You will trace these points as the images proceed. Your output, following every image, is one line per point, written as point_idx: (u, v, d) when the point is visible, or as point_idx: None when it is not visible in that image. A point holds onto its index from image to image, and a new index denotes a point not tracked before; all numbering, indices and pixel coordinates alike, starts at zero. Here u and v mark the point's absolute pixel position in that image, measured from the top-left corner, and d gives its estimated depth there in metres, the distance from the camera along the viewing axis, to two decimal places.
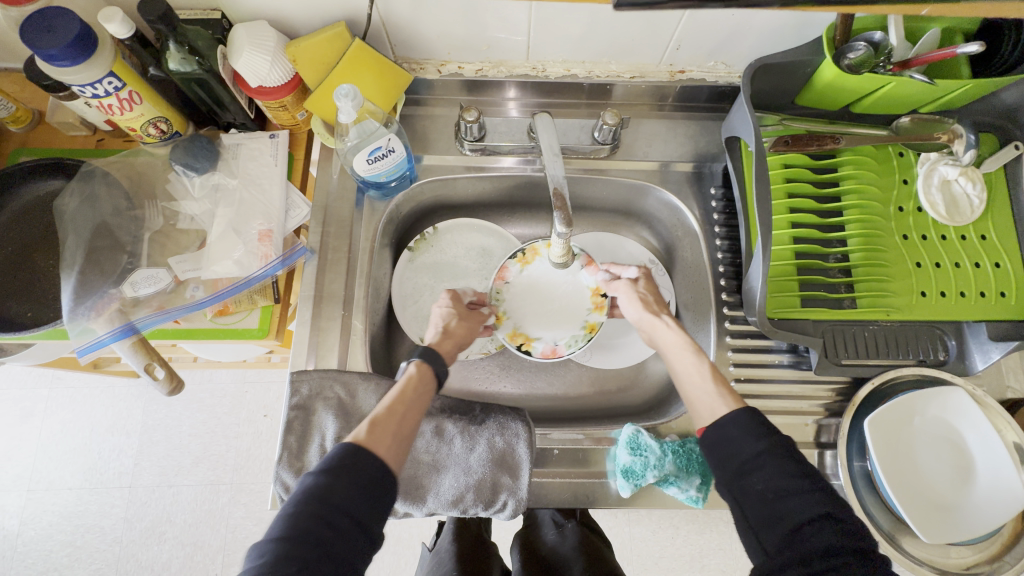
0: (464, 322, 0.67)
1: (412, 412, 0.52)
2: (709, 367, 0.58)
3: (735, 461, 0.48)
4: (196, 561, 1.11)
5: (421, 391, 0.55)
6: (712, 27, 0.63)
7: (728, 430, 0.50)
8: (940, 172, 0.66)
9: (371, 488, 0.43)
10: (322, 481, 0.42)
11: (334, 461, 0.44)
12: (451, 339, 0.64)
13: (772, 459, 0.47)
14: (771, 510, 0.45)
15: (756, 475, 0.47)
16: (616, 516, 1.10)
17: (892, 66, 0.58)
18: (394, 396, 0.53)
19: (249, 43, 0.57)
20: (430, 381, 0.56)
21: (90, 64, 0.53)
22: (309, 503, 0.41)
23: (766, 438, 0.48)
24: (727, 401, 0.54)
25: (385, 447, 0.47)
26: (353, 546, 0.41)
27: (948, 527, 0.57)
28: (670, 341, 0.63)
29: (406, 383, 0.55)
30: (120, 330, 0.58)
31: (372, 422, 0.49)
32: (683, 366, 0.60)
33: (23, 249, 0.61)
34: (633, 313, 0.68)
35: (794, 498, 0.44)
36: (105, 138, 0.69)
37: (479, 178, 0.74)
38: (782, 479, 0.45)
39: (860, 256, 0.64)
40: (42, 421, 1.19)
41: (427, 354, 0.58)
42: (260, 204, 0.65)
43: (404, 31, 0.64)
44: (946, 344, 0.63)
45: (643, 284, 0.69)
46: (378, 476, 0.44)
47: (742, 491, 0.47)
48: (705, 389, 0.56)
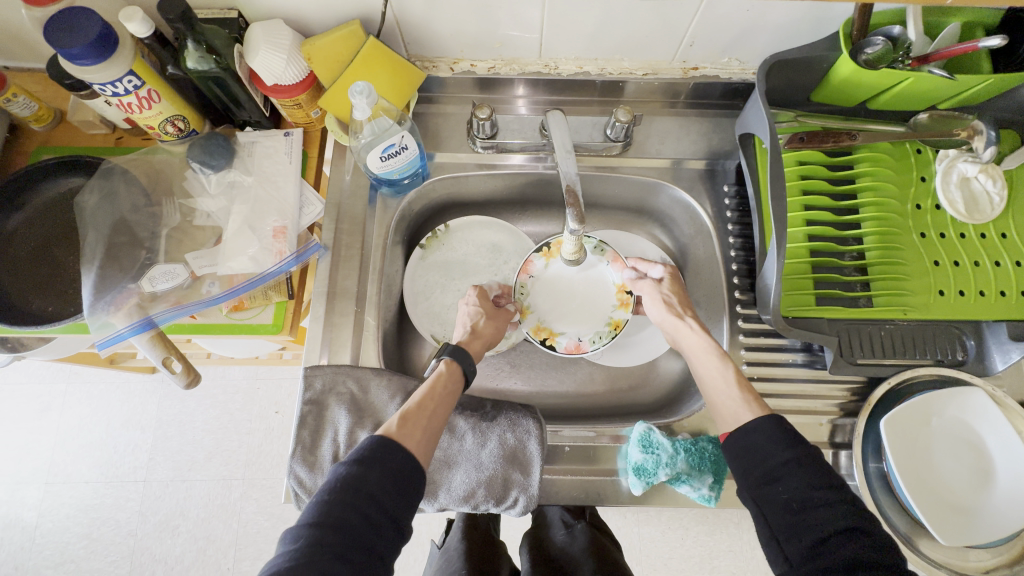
0: (492, 324, 0.69)
1: (441, 409, 0.55)
2: (733, 371, 0.59)
3: (760, 469, 0.49)
4: (208, 554, 1.13)
5: (450, 389, 0.58)
6: (727, 23, 0.62)
7: (753, 436, 0.50)
8: (959, 169, 0.64)
9: (401, 481, 0.46)
10: (355, 471, 0.44)
11: (366, 452, 0.46)
12: (479, 341, 0.66)
13: (799, 469, 0.47)
14: (797, 521, 0.45)
15: (781, 484, 0.47)
16: (625, 516, 1.09)
17: (912, 61, 0.57)
18: (423, 393, 0.56)
19: (265, 42, 0.58)
20: (458, 380, 0.60)
21: (111, 62, 0.54)
22: (343, 492, 0.43)
23: (794, 448, 0.48)
24: (751, 407, 0.54)
25: (415, 442, 0.50)
26: (382, 536, 0.43)
27: (966, 529, 0.56)
28: (694, 343, 0.63)
29: (436, 379, 0.58)
30: (138, 324, 0.59)
31: (403, 416, 0.52)
32: (706, 369, 0.60)
33: (45, 245, 0.62)
34: (656, 313, 0.68)
35: (820, 509, 0.44)
36: (124, 136, 0.70)
37: (491, 176, 0.75)
38: (809, 490, 0.46)
39: (876, 254, 0.63)
40: (61, 415, 1.21)
41: (456, 352, 0.60)
42: (275, 201, 0.66)
43: (418, 29, 0.65)
44: (964, 344, 0.62)
45: (668, 284, 0.70)
46: (408, 469, 0.46)
47: (767, 500, 0.47)
48: (729, 393, 0.57)
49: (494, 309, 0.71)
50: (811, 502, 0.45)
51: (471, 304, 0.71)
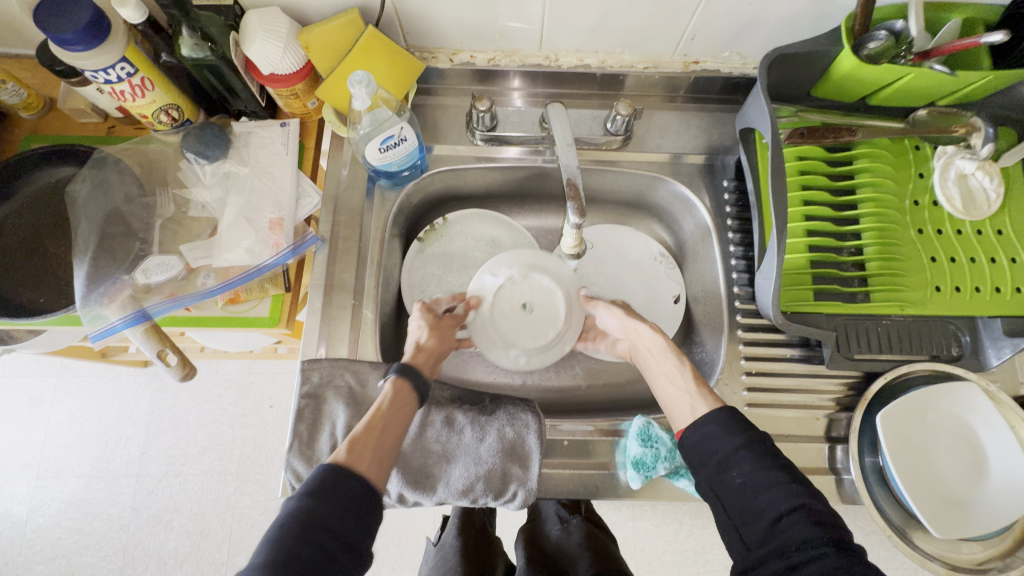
0: (435, 334, 0.65)
1: (394, 429, 0.53)
2: (689, 368, 0.59)
3: (714, 456, 0.50)
4: (202, 549, 1.12)
5: (399, 406, 0.54)
6: (729, 17, 0.62)
7: (708, 427, 0.51)
8: (957, 166, 0.65)
9: (355, 509, 0.44)
10: (307, 504, 0.42)
11: (316, 485, 0.44)
12: (423, 355, 0.62)
13: (750, 453, 0.48)
14: (751, 504, 0.46)
15: (734, 470, 0.48)
16: (620, 511, 1.10)
17: (913, 56, 0.57)
18: (372, 413, 0.53)
19: (262, 30, 0.57)
20: (409, 397, 0.56)
21: (102, 49, 0.52)
22: (295, 529, 0.41)
23: (743, 433, 0.49)
24: (707, 398, 0.55)
25: (368, 465, 0.48)
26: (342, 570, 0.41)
27: (959, 522, 0.57)
28: (652, 342, 0.63)
29: (382, 399, 0.54)
30: (131, 317, 0.58)
31: (353, 441, 0.50)
32: (662, 367, 0.61)
33: (36, 235, 0.61)
34: (614, 322, 0.68)
35: (770, 492, 0.46)
36: (116, 126, 0.69)
37: (489, 169, 0.74)
38: (757, 474, 0.47)
39: (874, 251, 0.63)
40: (51, 409, 1.19)
41: (404, 369, 0.56)
42: (272, 192, 0.65)
43: (417, 19, 0.64)
44: (960, 340, 0.62)
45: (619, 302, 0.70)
46: (363, 495, 0.45)
47: (722, 486, 0.48)
48: (686, 385, 0.57)
49: (439, 318, 0.67)
50: (761, 485, 0.46)
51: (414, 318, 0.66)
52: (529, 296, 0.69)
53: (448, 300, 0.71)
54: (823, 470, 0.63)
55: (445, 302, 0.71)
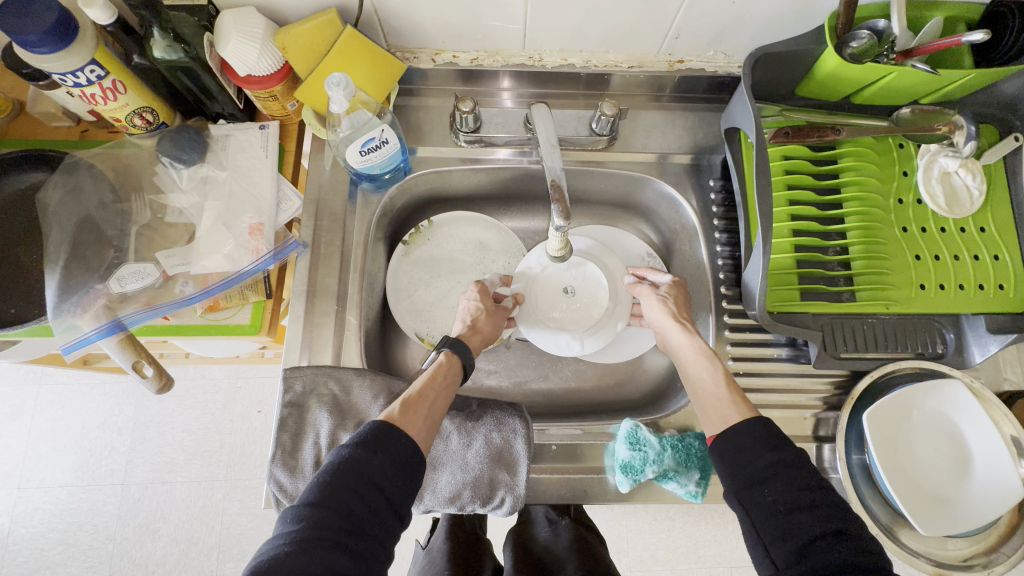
0: (491, 320, 0.67)
1: (442, 399, 0.56)
2: (722, 373, 0.59)
3: (746, 471, 0.49)
4: (190, 557, 1.10)
5: (448, 379, 0.59)
6: (713, 16, 0.62)
7: (742, 438, 0.51)
8: (940, 164, 0.65)
9: (401, 468, 0.47)
10: (358, 454, 0.46)
11: (368, 436, 0.47)
12: (478, 337, 0.65)
13: (786, 471, 0.47)
14: (783, 523, 0.45)
15: (767, 486, 0.47)
16: (612, 510, 1.10)
17: (896, 56, 0.57)
18: (424, 381, 0.57)
19: (237, 30, 0.55)
20: (457, 371, 0.61)
21: (69, 52, 0.51)
22: (345, 475, 0.44)
23: (778, 451, 0.49)
24: (741, 406, 0.55)
25: (417, 428, 0.51)
26: (382, 523, 0.44)
27: (944, 519, 0.57)
28: (682, 345, 0.63)
29: (437, 369, 0.59)
30: (107, 327, 0.57)
31: (405, 402, 0.53)
32: (695, 369, 0.60)
33: (5, 244, 0.59)
34: (655, 314, 0.66)
35: (806, 512, 0.44)
36: (89, 129, 0.67)
37: (474, 170, 0.73)
38: (792, 493, 0.46)
39: (859, 249, 0.63)
40: (32, 418, 1.17)
41: (455, 344, 0.61)
42: (251, 197, 0.64)
43: (397, 19, 0.63)
44: (944, 337, 0.63)
45: (671, 290, 0.67)
46: (409, 455, 0.48)
47: (753, 503, 0.47)
48: (719, 393, 0.57)
49: (495, 305, 0.69)
50: (796, 504, 0.45)
51: (471, 300, 0.68)
52: (572, 283, 0.73)
53: (499, 283, 0.73)
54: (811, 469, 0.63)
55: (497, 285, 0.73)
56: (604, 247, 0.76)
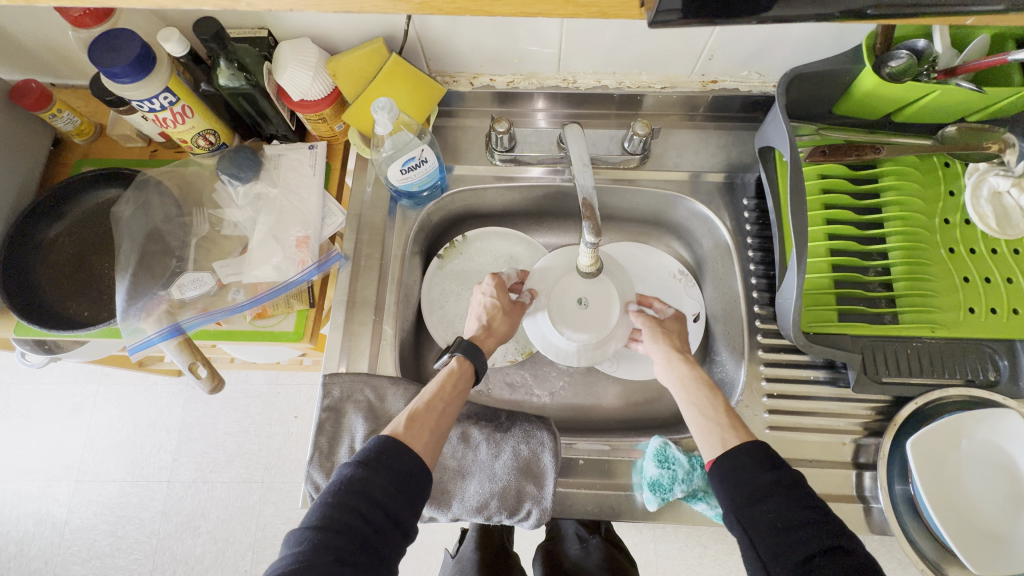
0: (507, 319, 0.67)
1: (450, 409, 0.57)
2: (722, 403, 0.57)
3: (744, 488, 0.48)
4: (226, 556, 1.15)
5: (458, 387, 0.60)
6: (747, 38, 0.62)
7: (738, 458, 0.50)
8: (990, 183, 0.62)
9: (403, 485, 0.48)
10: (359, 473, 0.47)
11: (370, 455, 0.49)
12: (492, 338, 0.66)
13: (785, 491, 0.46)
14: (782, 540, 0.44)
15: (766, 503, 0.46)
16: (641, 532, 1.07)
17: (937, 74, 0.56)
18: (433, 392, 0.58)
19: (293, 60, 0.60)
20: (468, 378, 0.62)
21: (148, 81, 0.57)
22: (347, 494, 0.46)
23: (776, 470, 0.48)
24: (739, 432, 0.53)
25: (422, 442, 0.53)
26: (386, 539, 0.46)
27: (999, 559, 0.53)
28: (682, 375, 0.61)
29: (447, 376, 0.60)
30: (166, 330, 0.62)
31: (411, 416, 0.55)
32: (692, 398, 0.59)
33: (82, 252, 0.66)
34: (654, 348, 0.65)
35: (804, 529, 0.44)
36: (158, 149, 0.74)
37: (508, 188, 0.76)
38: (791, 510, 0.45)
39: (902, 270, 0.62)
40: (91, 415, 1.25)
41: (468, 349, 0.62)
42: (299, 212, 0.68)
43: (439, 46, 0.66)
44: (997, 364, 0.60)
45: (671, 325, 0.67)
46: (412, 471, 0.49)
47: (752, 519, 0.46)
48: (717, 418, 0.55)
49: (511, 301, 0.69)
50: (794, 522, 0.44)
51: (487, 294, 0.69)
52: (587, 293, 0.67)
53: (516, 278, 0.72)
54: (850, 497, 0.61)
55: (514, 279, 0.72)
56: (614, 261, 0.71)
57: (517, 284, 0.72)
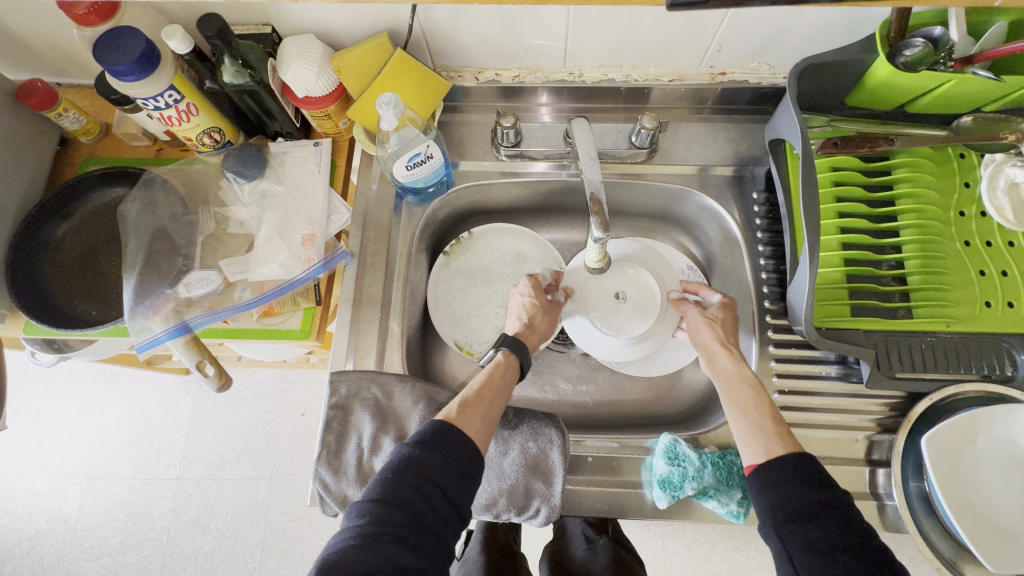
0: (547, 318, 0.69)
1: (499, 397, 0.58)
2: (767, 406, 0.56)
3: (787, 505, 0.47)
4: (236, 553, 1.16)
5: (506, 380, 0.60)
6: (757, 29, 0.61)
7: (784, 470, 0.49)
8: (1007, 174, 0.61)
9: (461, 467, 0.48)
10: (418, 453, 0.47)
11: (428, 435, 0.49)
12: (535, 335, 0.67)
13: (829, 513, 0.45)
14: (824, 563, 0.43)
15: (810, 522, 0.45)
16: (649, 529, 1.07)
17: (953, 63, 0.55)
18: (482, 381, 0.58)
19: (297, 56, 0.60)
20: (514, 371, 0.62)
21: (153, 79, 0.56)
22: (407, 473, 0.45)
23: (822, 491, 0.47)
24: (784, 442, 0.52)
25: (474, 428, 0.53)
26: (444, 521, 0.46)
27: (1018, 557, 0.52)
28: (726, 370, 0.61)
29: (495, 368, 0.60)
30: (175, 329, 0.61)
31: (463, 402, 0.55)
32: (737, 395, 0.58)
33: (90, 251, 0.66)
34: (700, 338, 0.64)
35: (847, 555, 0.43)
36: (164, 148, 0.74)
37: (514, 184, 0.75)
38: (836, 535, 0.44)
39: (916, 264, 0.61)
40: (101, 413, 1.26)
41: (514, 344, 0.62)
42: (305, 210, 0.68)
43: (443, 40, 0.66)
44: (1014, 359, 0.58)
45: (718, 314, 0.66)
46: (468, 454, 0.49)
47: (792, 537, 0.45)
48: (761, 423, 0.54)
49: (549, 301, 0.71)
50: (838, 547, 0.43)
51: (525, 295, 0.70)
52: (625, 288, 0.72)
53: (550, 278, 0.74)
54: (863, 495, 0.60)
55: (549, 280, 0.75)
56: (650, 251, 0.75)
57: (552, 286, 0.73)
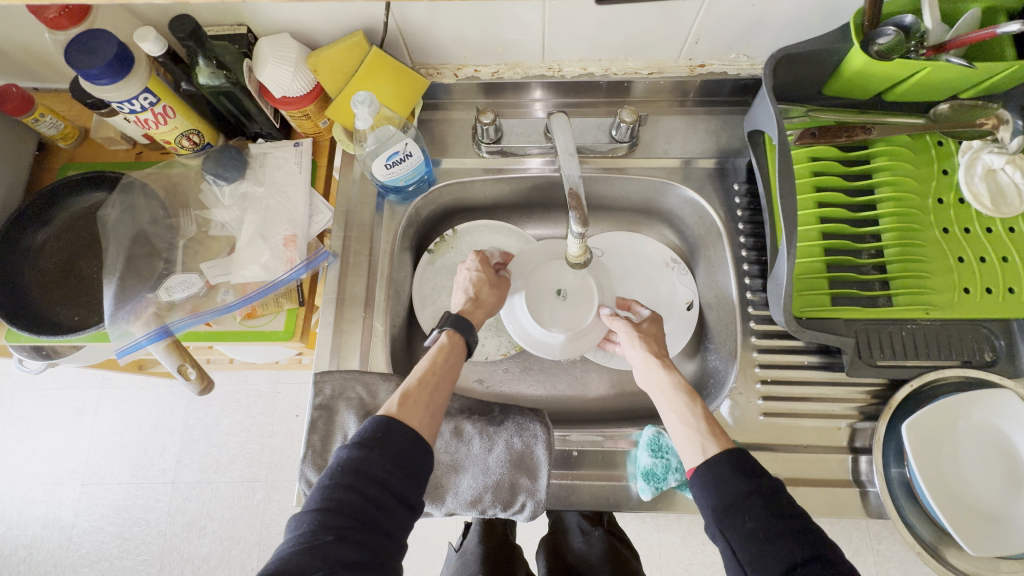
0: (494, 291, 0.69)
1: (443, 383, 0.58)
2: (702, 410, 0.56)
3: (725, 498, 0.47)
4: (233, 555, 1.16)
5: (450, 360, 0.61)
6: (733, 20, 0.61)
7: (720, 467, 0.49)
8: (984, 161, 0.61)
9: (404, 462, 0.48)
10: (357, 454, 0.47)
11: (368, 434, 0.49)
12: (481, 310, 0.68)
13: (763, 500, 0.46)
14: (764, 550, 0.44)
15: (747, 513, 0.45)
16: (644, 521, 1.07)
17: (926, 51, 0.54)
18: (426, 367, 0.59)
19: (273, 56, 0.60)
20: (459, 351, 0.63)
21: (127, 82, 0.56)
22: (346, 475, 0.45)
23: (755, 480, 0.47)
24: (719, 440, 0.52)
25: (417, 418, 0.53)
26: (390, 516, 0.46)
27: (997, 540, 0.53)
28: (660, 380, 0.61)
29: (438, 351, 0.61)
30: (155, 333, 0.61)
31: (405, 395, 0.55)
32: (673, 405, 0.58)
33: (71, 257, 0.65)
34: (633, 353, 0.64)
35: (784, 538, 0.44)
36: (144, 152, 0.74)
37: (497, 180, 0.75)
38: (770, 519, 0.45)
39: (895, 252, 0.61)
40: (94, 419, 1.26)
41: (457, 323, 0.63)
42: (286, 211, 0.68)
43: (420, 37, 0.65)
44: (994, 344, 0.59)
45: (647, 328, 0.66)
46: (410, 450, 0.49)
47: (732, 529, 0.45)
48: (697, 426, 0.54)
49: (495, 276, 0.71)
50: (774, 531, 0.44)
51: (472, 270, 0.70)
52: (567, 286, 0.69)
53: (500, 257, 0.74)
54: (846, 482, 0.60)
55: (497, 259, 0.74)
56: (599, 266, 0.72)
57: (499, 262, 0.73)
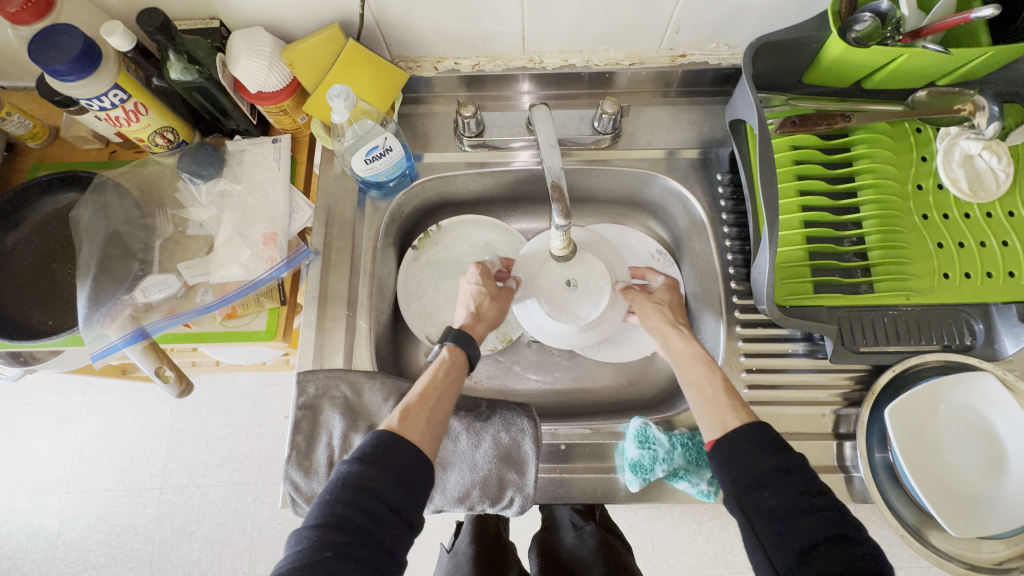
0: (495, 304, 0.68)
1: (445, 399, 0.57)
2: (719, 378, 0.57)
3: (746, 475, 0.47)
4: (224, 559, 1.15)
5: (452, 374, 0.59)
6: (713, 8, 0.61)
7: (741, 441, 0.49)
8: (961, 147, 0.62)
9: (403, 476, 0.47)
10: (357, 469, 0.46)
11: (368, 450, 0.48)
12: (483, 324, 0.66)
13: (786, 477, 0.46)
14: (783, 527, 0.44)
15: (768, 489, 0.46)
16: (635, 513, 1.08)
17: (903, 37, 0.54)
18: (427, 381, 0.58)
19: (246, 50, 0.58)
20: (462, 366, 0.61)
21: (95, 78, 0.54)
22: (347, 490, 0.45)
23: (778, 455, 0.47)
24: (738, 413, 0.53)
25: (418, 433, 0.52)
26: (391, 531, 0.45)
27: (981, 522, 0.54)
28: (680, 351, 0.62)
29: (440, 364, 0.60)
30: (131, 334, 0.60)
31: (405, 410, 0.54)
32: (692, 373, 0.59)
33: (42, 259, 0.64)
34: (651, 322, 0.66)
35: (806, 515, 0.43)
36: (117, 151, 0.72)
37: (480, 174, 0.74)
38: (793, 496, 0.45)
39: (876, 239, 0.61)
40: (78, 425, 1.23)
41: (459, 337, 0.62)
42: (265, 208, 0.66)
43: (398, 29, 0.64)
44: (972, 328, 0.60)
45: (664, 295, 0.68)
46: (411, 466, 0.48)
47: (753, 507, 0.46)
48: (717, 398, 0.55)
49: (497, 287, 0.70)
50: (797, 509, 0.44)
51: (472, 283, 0.69)
52: (575, 275, 0.69)
53: (500, 265, 0.73)
54: (831, 468, 0.61)
55: (498, 267, 0.73)
56: (602, 239, 0.72)
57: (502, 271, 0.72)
